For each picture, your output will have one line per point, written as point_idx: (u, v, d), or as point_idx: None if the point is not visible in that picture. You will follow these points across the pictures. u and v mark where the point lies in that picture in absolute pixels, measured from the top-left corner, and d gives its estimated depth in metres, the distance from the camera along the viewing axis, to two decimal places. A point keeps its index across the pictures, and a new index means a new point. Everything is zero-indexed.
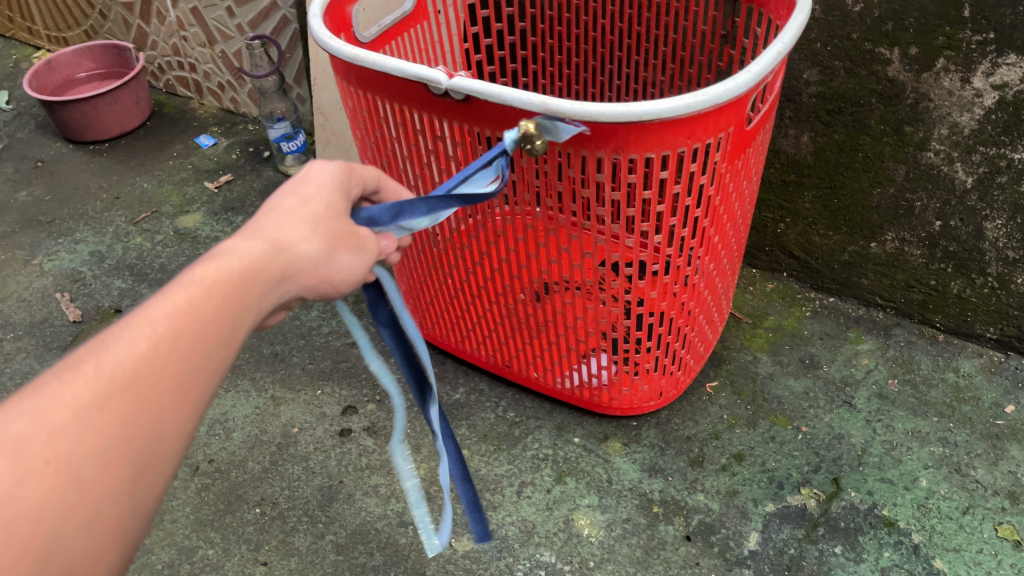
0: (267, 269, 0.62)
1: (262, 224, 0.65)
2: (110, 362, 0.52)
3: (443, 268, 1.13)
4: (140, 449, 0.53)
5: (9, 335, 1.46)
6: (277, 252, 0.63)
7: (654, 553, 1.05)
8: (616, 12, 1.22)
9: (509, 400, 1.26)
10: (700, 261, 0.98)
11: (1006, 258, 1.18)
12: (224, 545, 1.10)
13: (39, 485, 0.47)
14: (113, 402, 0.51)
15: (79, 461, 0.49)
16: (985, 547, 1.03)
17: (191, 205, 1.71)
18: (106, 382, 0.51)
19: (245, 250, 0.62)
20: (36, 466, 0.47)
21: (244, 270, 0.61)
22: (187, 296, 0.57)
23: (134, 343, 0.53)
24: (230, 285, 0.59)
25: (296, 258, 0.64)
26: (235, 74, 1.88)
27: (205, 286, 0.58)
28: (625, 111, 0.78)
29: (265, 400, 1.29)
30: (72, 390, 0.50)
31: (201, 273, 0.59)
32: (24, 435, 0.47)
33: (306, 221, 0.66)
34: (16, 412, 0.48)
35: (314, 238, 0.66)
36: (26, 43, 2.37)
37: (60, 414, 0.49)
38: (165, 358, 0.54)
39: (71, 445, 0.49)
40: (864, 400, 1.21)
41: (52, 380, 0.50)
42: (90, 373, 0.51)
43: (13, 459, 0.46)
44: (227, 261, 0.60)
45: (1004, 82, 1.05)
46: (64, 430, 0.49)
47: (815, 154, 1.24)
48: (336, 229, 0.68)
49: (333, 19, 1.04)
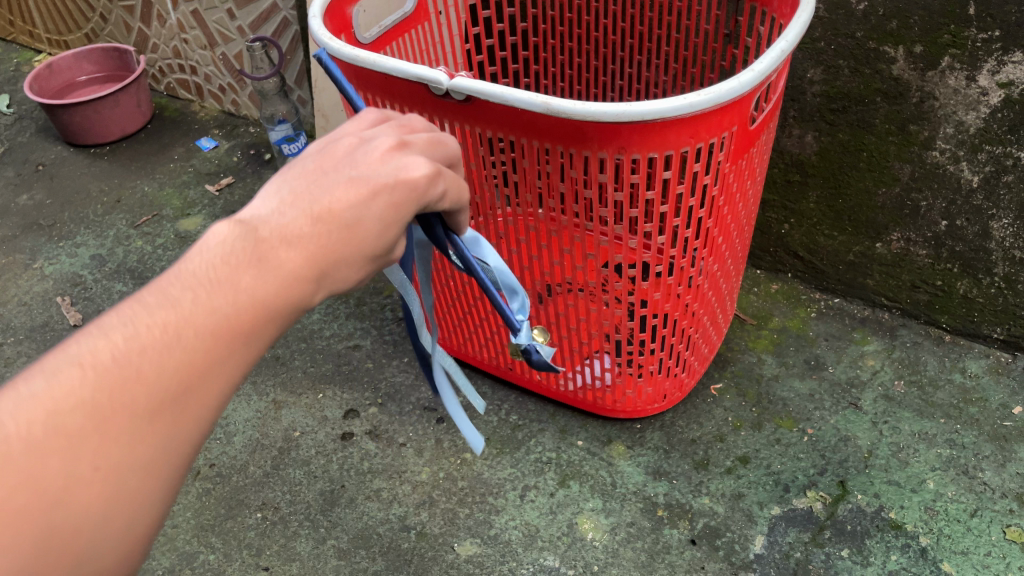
0: (309, 303, 0.57)
1: (332, 241, 0.57)
2: (168, 370, 0.51)
3: (445, 269, 1.12)
4: (178, 463, 0.53)
5: (10, 339, 1.45)
6: (324, 286, 0.57)
7: (658, 557, 1.04)
8: (619, 12, 1.21)
9: (513, 402, 1.25)
10: (704, 261, 0.98)
11: (1012, 257, 1.17)
12: (225, 551, 1.10)
13: (86, 490, 0.48)
14: (164, 416, 0.51)
15: (125, 471, 0.49)
16: (994, 550, 1.02)
17: (192, 208, 1.71)
18: (161, 392, 0.50)
19: (299, 278, 0.55)
20: (86, 472, 0.48)
21: (296, 304, 0.56)
22: (250, 313, 0.54)
23: (193, 354, 0.52)
24: (282, 313, 0.55)
25: (337, 292, 0.59)
26: (235, 76, 1.87)
27: (263, 307, 0.54)
28: (627, 111, 0.77)
29: (266, 404, 1.28)
30: (130, 395, 0.49)
31: (262, 290, 0.54)
32: (78, 433, 0.48)
33: (364, 257, 0.59)
34: (75, 403, 0.48)
35: (361, 279, 0.60)
36: (26, 47, 2.36)
37: (116, 417, 0.49)
38: (215, 377, 0.53)
39: (120, 453, 0.49)
40: (870, 401, 1.20)
41: (114, 372, 0.49)
42: (149, 379, 0.50)
43: (65, 459, 0.47)
44: (283, 284, 0.55)
45: (1010, 80, 1.04)
46: (116, 437, 0.49)
47: (820, 154, 1.23)
48: (382, 264, 0.62)
49: (333, 19, 1.03)
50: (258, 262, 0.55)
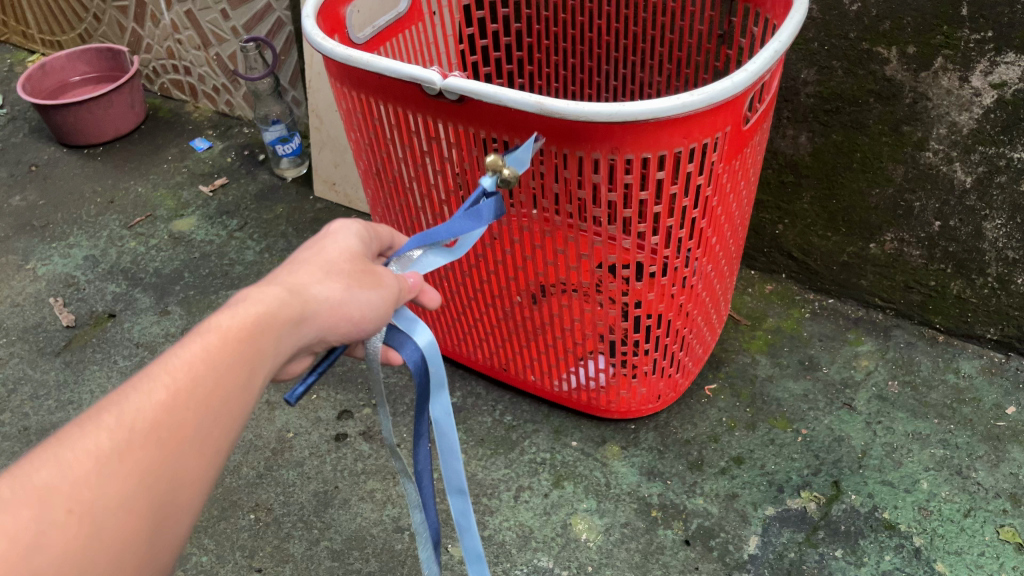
0: (281, 311, 0.62)
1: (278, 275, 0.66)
2: (131, 413, 0.52)
3: (439, 270, 1.12)
4: (162, 500, 0.52)
5: (3, 340, 1.45)
6: (291, 296, 0.63)
7: (653, 558, 1.03)
8: (612, 12, 1.21)
9: (507, 403, 1.24)
10: (698, 262, 0.98)
11: (1006, 258, 1.17)
12: (218, 552, 1.09)
13: (62, 534, 0.46)
14: (135, 451, 0.51)
15: (103, 509, 0.48)
16: (987, 550, 1.02)
17: (186, 209, 1.70)
18: (129, 429, 0.51)
19: (259, 296, 0.62)
20: (60, 516, 0.47)
21: (263, 314, 0.61)
22: (204, 344, 0.57)
23: (153, 392, 0.53)
24: (250, 332, 0.59)
25: (311, 299, 0.64)
26: (229, 76, 1.86)
27: (219, 333, 0.58)
28: (620, 111, 0.77)
29: (260, 404, 1.28)
30: (94, 440, 0.50)
31: (218, 321, 0.59)
32: (49, 486, 0.47)
33: (319, 267, 0.68)
34: (40, 462, 0.48)
35: (328, 281, 0.66)
36: (19, 48, 2.36)
37: (84, 462, 0.49)
38: (187, 406, 0.54)
39: (95, 493, 0.48)
40: (864, 402, 1.20)
41: (75, 431, 0.50)
42: (111, 425, 0.51)
43: (37, 508, 0.46)
44: (239, 307, 0.60)
45: (1003, 81, 1.04)
46: (87, 479, 0.48)
47: (814, 154, 1.24)
48: (349, 272, 0.68)
49: (326, 20, 1.03)
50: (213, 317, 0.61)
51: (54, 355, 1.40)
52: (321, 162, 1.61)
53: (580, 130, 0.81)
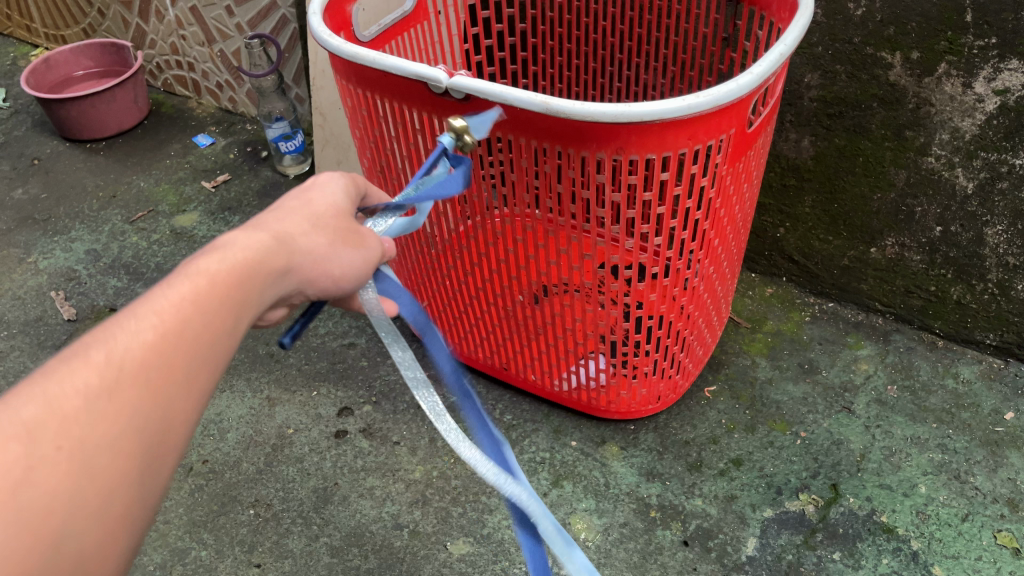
0: (268, 263, 0.61)
1: (262, 220, 0.65)
2: (119, 352, 0.51)
3: (441, 268, 1.13)
4: (151, 438, 0.52)
5: (3, 333, 1.45)
6: (279, 244, 0.62)
7: (651, 558, 1.04)
8: (618, 14, 1.21)
9: (507, 402, 1.25)
10: (700, 264, 0.98)
11: (1006, 264, 1.18)
12: (218, 547, 1.09)
13: (51, 470, 0.46)
14: (123, 392, 0.50)
15: (92, 446, 0.48)
16: (984, 555, 1.03)
17: (188, 204, 1.70)
18: (117, 368, 0.50)
19: (247, 242, 0.61)
20: (49, 453, 0.46)
21: (250, 262, 0.60)
22: (191, 287, 0.56)
23: (140, 333, 0.52)
24: (238, 279, 0.58)
25: (296, 253, 0.63)
26: (233, 73, 1.87)
27: (208, 277, 0.57)
28: (626, 111, 0.77)
29: (261, 400, 1.28)
30: (82, 378, 0.49)
31: (206, 264, 0.57)
32: (37, 420, 0.47)
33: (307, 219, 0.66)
34: (26, 398, 0.47)
35: (312, 234, 0.65)
36: (24, 41, 2.36)
37: (72, 400, 0.48)
38: (174, 349, 0.53)
39: (84, 430, 0.48)
40: (863, 406, 1.20)
41: (60, 368, 0.49)
42: (100, 363, 0.50)
43: (26, 444, 0.46)
44: (230, 252, 0.59)
45: (1006, 87, 1.05)
46: (77, 416, 0.48)
47: (816, 158, 1.24)
48: (334, 230, 0.67)
49: (332, 18, 1.03)
50: (201, 252, 0.59)
51: (56, 349, 1.40)
52: (324, 160, 1.60)
53: (585, 129, 0.82)
